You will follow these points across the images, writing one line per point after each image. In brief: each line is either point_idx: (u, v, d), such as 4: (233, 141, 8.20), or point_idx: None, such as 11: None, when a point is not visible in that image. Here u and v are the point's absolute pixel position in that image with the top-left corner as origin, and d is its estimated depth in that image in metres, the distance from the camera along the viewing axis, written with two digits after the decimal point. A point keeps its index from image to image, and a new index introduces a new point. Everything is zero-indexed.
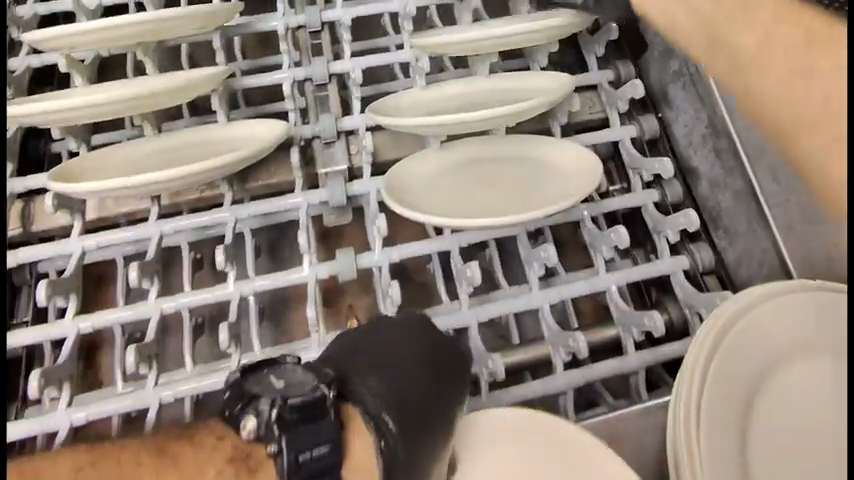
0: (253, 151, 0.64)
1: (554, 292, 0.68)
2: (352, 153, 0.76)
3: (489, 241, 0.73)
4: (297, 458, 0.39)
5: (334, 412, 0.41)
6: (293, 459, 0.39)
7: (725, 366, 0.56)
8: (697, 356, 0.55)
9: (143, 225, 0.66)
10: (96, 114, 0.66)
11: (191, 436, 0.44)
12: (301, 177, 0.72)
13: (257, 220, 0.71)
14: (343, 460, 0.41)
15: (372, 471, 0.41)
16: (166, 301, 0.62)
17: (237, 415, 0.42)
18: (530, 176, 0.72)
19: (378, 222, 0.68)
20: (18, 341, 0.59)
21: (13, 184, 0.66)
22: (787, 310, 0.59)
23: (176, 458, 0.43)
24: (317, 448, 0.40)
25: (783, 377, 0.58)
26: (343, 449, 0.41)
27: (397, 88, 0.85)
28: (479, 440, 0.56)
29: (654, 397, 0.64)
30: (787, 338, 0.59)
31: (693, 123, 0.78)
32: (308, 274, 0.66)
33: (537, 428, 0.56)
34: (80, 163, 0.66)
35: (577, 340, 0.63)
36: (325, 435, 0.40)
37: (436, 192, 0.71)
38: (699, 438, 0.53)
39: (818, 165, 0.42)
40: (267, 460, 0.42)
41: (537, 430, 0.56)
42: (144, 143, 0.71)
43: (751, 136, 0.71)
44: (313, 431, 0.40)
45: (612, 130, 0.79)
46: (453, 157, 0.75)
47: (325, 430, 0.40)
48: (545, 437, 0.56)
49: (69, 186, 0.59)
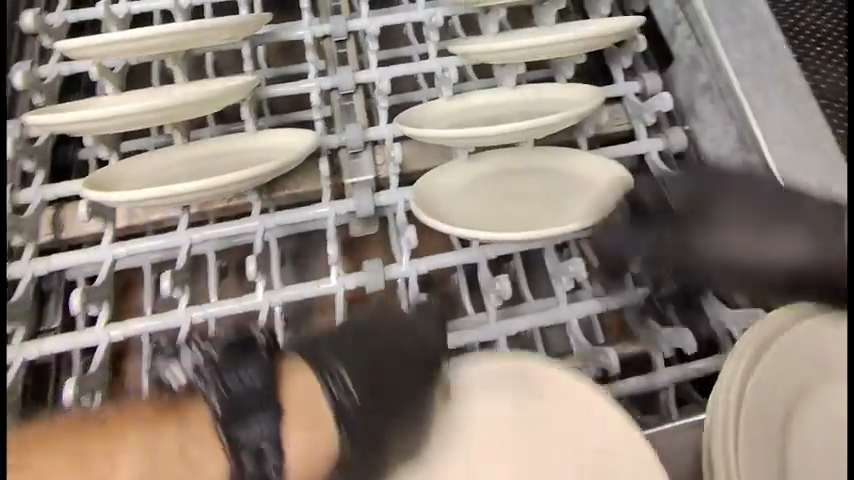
0: (283, 162, 0.64)
1: (583, 306, 0.67)
2: (378, 163, 0.76)
3: (515, 254, 0.73)
4: (226, 388, 0.52)
5: (268, 356, 0.54)
6: (222, 390, 0.52)
7: (760, 391, 0.55)
8: (735, 370, 0.55)
9: (172, 234, 0.67)
10: (128, 123, 0.66)
11: (124, 416, 0.52)
12: (328, 188, 0.72)
13: (283, 229, 0.71)
14: (281, 397, 0.52)
15: (315, 405, 0.51)
16: (196, 311, 0.63)
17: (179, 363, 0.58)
18: (559, 190, 0.71)
19: (406, 234, 0.68)
20: (48, 349, 0.60)
21: (45, 191, 0.66)
22: (825, 330, 0.58)
23: (88, 459, 0.49)
24: (243, 375, 0.53)
25: (824, 400, 0.56)
26: (281, 389, 0.52)
27: (422, 98, 0.85)
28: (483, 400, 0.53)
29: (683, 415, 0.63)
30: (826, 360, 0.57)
31: (721, 136, 0.77)
32: (336, 286, 0.66)
33: (549, 399, 0.53)
34: (111, 171, 0.66)
35: (608, 356, 0.63)
36: (259, 367, 0.53)
37: (463, 204, 0.70)
38: (734, 463, 0.53)
39: None
40: (198, 407, 0.52)
41: (545, 394, 0.53)
42: (174, 152, 0.71)
43: (781, 151, 0.70)
44: (245, 363, 0.54)
45: (640, 144, 0.78)
46: (481, 168, 0.75)
47: (259, 361, 0.54)
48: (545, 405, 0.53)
49: (102, 195, 0.59)
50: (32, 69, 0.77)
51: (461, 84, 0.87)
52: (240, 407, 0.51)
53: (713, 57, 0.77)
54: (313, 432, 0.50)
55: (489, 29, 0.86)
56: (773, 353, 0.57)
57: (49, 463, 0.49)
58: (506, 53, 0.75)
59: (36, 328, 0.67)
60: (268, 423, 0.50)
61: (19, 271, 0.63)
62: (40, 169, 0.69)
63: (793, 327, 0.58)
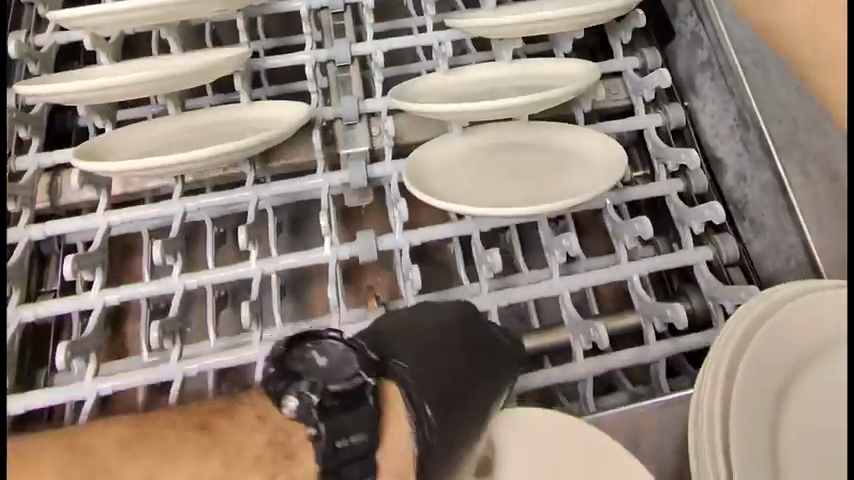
0: (272, 135, 0.64)
1: (575, 279, 0.68)
2: (374, 135, 0.75)
3: (509, 227, 0.73)
4: (334, 444, 0.40)
5: (372, 399, 0.43)
6: (330, 444, 0.40)
7: None
8: None
9: (166, 202, 0.67)
10: (125, 93, 0.65)
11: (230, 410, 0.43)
12: (322, 158, 0.72)
13: (278, 199, 0.71)
14: (381, 451, 0.42)
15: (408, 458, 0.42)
16: (190, 278, 0.63)
17: (281, 392, 0.43)
18: (553, 164, 0.71)
19: (399, 206, 0.68)
20: (43, 311, 0.60)
21: (40, 158, 0.67)
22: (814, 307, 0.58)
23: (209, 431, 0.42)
24: (355, 436, 0.41)
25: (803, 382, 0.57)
26: (381, 441, 0.42)
27: (419, 70, 0.84)
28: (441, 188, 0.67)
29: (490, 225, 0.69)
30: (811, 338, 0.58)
31: (720, 113, 0.77)
32: (329, 255, 0.66)
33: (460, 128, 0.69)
34: (105, 140, 0.66)
35: (598, 330, 0.63)
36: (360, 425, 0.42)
37: (455, 179, 0.70)
38: (722, 455, 0.53)
39: None
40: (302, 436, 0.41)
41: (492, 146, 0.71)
42: (168, 122, 0.70)
43: (780, 130, 0.71)
44: (351, 418, 0.42)
45: (636, 119, 0.77)
46: (473, 143, 0.74)
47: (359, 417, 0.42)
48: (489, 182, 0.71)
49: (97, 165, 0.59)
50: (28, 39, 0.75)
51: (459, 56, 0.86)
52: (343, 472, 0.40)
53: (713, 33, 0.77)
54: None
55: (487, 1, 0.84)
56: None
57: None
58: (502, 28, 0.74)
59: (36, 291, 0.67)
60: (362, 431, 0.41)
61: (14, 238, 0.63)
62: (36, 137, 0.69)
63: None
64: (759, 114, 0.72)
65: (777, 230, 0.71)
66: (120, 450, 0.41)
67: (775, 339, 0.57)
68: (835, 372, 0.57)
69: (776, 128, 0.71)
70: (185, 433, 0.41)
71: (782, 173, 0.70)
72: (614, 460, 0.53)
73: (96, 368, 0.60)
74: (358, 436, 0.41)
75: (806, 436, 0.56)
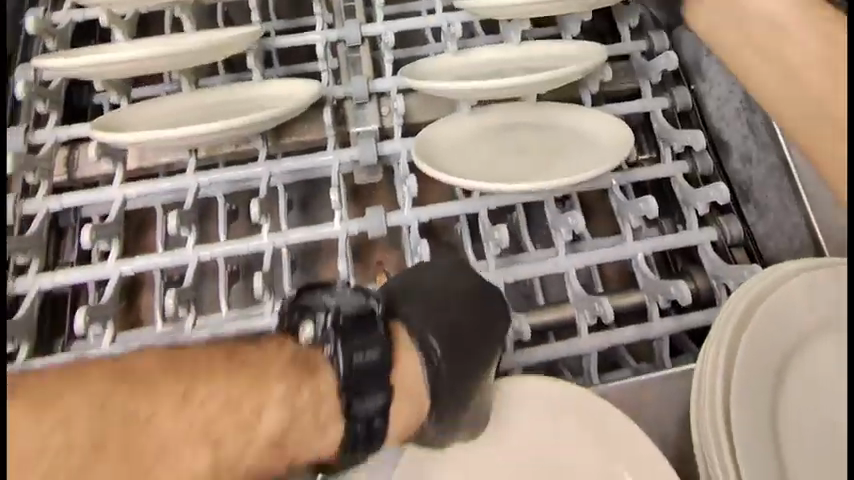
0: (284, 110, 0.65)
1: (580, 257, 0.69)
2: (383, 114, 0.76)
3: (516, 207, 0.74)
4: (351, 360, 0.46)
5: (383, 326, 0.49)
6: (348, 360, 0.46)
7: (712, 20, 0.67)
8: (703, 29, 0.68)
9: (181, 177, 0.68)
10: (140, 68, 0.67)
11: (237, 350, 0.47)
12: (333, 136, 0.73)
13: (289, 175, 0.73)
14: (394, 381, 0.48)
15: (417, 381, 0.49)
16: (204, 250, 0.65)
17: (297, 322, 0.49)
18: (560, 144, 0.72)
19: (408, 182, 0.69)
20: (61, 279, 0.62)
21: (58, 131, 0.68)
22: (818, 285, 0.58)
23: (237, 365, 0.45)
24: (367, 353, 0.47)
25: (804, 355, 0.58)
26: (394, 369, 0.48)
27: (428, 52, 0.85)
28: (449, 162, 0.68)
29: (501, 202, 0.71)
30: (814, 314, 0.58)
31: (727, 96, 0.78)
32: (339, 229, 0.68)
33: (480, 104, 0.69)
34: (121, 115, 0.68)
35: (603, 304, 0.65)
36: (375, 346, 0.47)
37: (463, 157, 0.71)
38: (725, 432, 0.54)
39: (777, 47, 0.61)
40: (321, 362, 0.47)
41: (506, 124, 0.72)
42: (182, 98, 0.72)
43: None
44: (363, 338, 0.48)
45: (643, 102, 0.78)
46: (481, 122, 0.75)
47: (373, 339, 0.48)
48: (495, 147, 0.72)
49: (114, 137, 0.60)
50: (45, 16, 0.77)
51: (468, 39, 0.87)
52: (359, 382, 0.46)
53: None
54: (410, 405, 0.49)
55: None
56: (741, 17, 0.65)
57: (159, 409, 0.42)
58: (510, 9, 0.75)
59: (53, 261, 0.69)
60: (375, 349, 0.47)
61: (33, 209, 0.65)
62: (54, 111, 0.70)
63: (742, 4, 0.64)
64: None
65: (781, 210, 0.73)
66: (123, 397, 0.42)
67: (775, 317, 0.58)
68: (836, 349, 0.58)
69: None
70: (212, 364, 0.45)
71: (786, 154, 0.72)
72: (616, 427, 0.54)
73: (113, 334, 0.61)
74: (370, 398, 0.46)
75: (806, 412, 0.57)
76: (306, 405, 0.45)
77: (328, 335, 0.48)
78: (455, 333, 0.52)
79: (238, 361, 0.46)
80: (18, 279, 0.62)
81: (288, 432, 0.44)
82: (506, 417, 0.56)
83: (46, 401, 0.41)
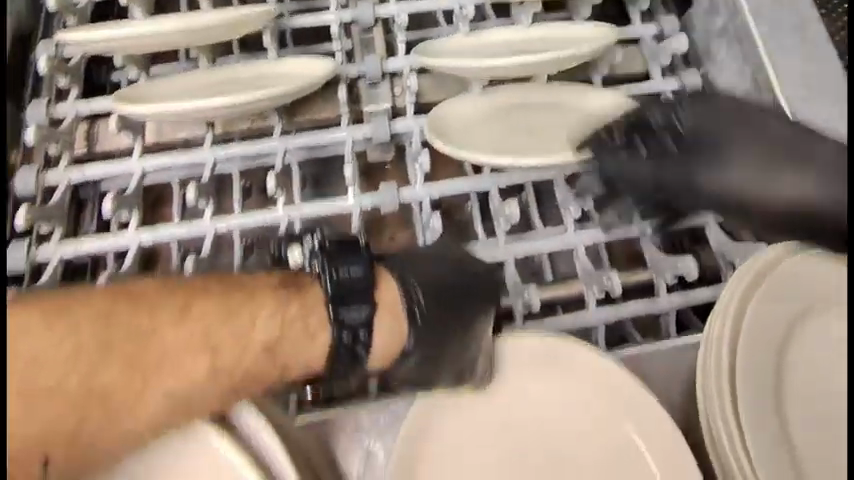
0: (299, 86, 0.66)
1: (588, 234, 0.70)
2: (396, 94, 0.78)
3: (525, 186, 0.75)
4: (338, 276, 0.55)
5: (370, 265, 0.57)
6: (334, 276, 0.55)
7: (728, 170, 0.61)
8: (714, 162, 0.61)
9: (198, 151, 0.70)
10: (159, 43, 0.68)
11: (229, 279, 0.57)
12: (347, 113, 0.74)
13: (304, 152, 0.75)
14: (378, 304, 0.56)
15: (397, 311, 0.57)
16: (220, 221, 0.66)
17: (289, 249, 0.61)
18: (570, 124, 0.73)
19: (421, 158, 0.71)
20: (83, 248, 0.64)
21: (79, 105, 0.70)
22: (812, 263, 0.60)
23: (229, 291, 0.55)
24: (352, 270, 0.56)
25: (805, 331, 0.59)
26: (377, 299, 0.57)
27: (440, 34, 0.86)
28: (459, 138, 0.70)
29: (512, 179, 0.72)
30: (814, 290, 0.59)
31: (736, 79, 0.78)
32: (352, 203, 0.69)
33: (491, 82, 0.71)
34: (140, 89, 0.69)
35: (611, 278, 0.66)
36: (359, 270, 0.56)
37: (474, 134, 0.72)
38: (730, 402, 0.55)
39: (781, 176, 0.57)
40: (313, 288, 0.57)
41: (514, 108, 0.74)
42: (199, 75, 0.73)
43: (795, 95, 0.72)
44: (350, 260, 0.56)
45: (653, 84, 0.79)
46: (493, 102, 0.76)
47: (360, 262, 0.56)
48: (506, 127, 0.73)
49: (134, 109, 0.62)
50: None
51: (480, 21, 0.88)
52: (347, 297, 0.55)
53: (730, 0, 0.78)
54: (391, 328, 0.56)
55: None
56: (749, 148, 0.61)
57: (166, 318, 0.53)
58: None
59: (73, 232, 0.71)
60: (357, 268, 0.56)
61: (56, 180, 0.67)
62: (75, 86, 0.72)
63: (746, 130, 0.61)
64: (774, 80, 0.73)
65: None
66: (128, 310, 0.53)
67: (775, 293, 0.58)
68: (838, 322, 0.58)
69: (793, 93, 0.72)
70: (206, 292, 0.55)
71: None
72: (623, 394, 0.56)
73: None
74: (362, 307, 0.55)
75: (812, 387, 0.58)
76: (294, 319, 0.55)
77: (316, 254, 0.57)
78: (438, 287, 0.59)
79: (225, 297, 0.55)
80: (41, 247, 0.64)
81: (277, 341, 0.55)
82: (517, 383, 0.58)
83: (60, 308, 0.52)
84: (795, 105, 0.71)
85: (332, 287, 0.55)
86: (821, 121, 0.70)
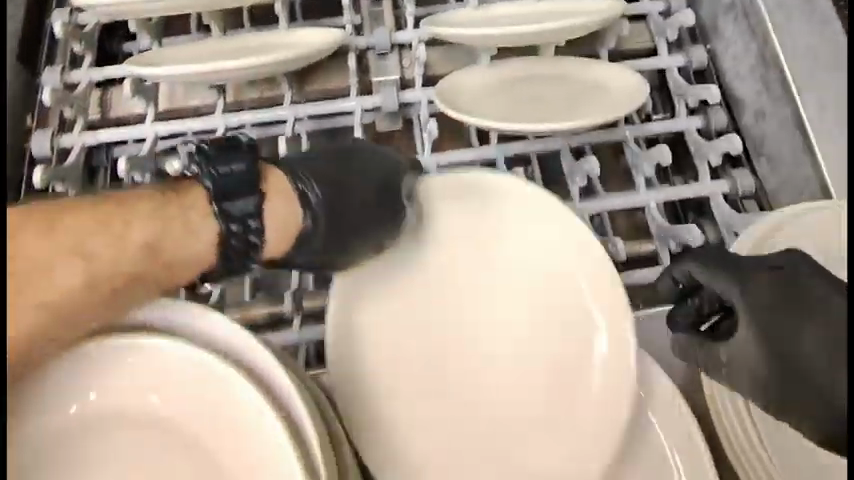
0: (308, 52, 0.67)
1: (593, 203, 0.71)
2: (404, 66, 0.79)
3: (530, 158, 0.76)
4: (218, 172, 0.49)
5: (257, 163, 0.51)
6: (213, 174, 0.49)
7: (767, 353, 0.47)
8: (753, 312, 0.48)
9: (209, 118, 0.71)
10: (171, 10, 0.69)
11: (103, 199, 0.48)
12: (356, 83, 0.75)
13: (311, 122, 0.75)
14: (266, 195, 0.50)
15: (290, 201, 0.52)
16: None
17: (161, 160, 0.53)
18: (576, 96, 0.74)
19: (429, 126, 0.71)
20: None
21: (93, 72, 0.71)
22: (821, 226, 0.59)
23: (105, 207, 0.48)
24: (233, 165, 0.49)
25: None
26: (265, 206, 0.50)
27: (450, 9, 0.87)
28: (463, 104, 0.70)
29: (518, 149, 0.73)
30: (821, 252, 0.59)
31: (742, 54, 0.78)
32: None
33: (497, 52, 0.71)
34: (152, 56, 0.70)
35: (615, 245, 0.67)
36: (241, 159, 0.49)
37: (480, 103, 0.73)
38: None
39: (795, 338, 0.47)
40: (190, 186, 0.50)
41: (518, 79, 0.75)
42: (211, 44, 0.74)
43: (801, 69, 0.72)
44: (228, 156, 0.50)
45: (659, 58, 0.79)
46: (500, 73, 0.77)
47: (239, 154, 0.50)
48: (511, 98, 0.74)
49: (147, 71, 0.63)
50: None
51: None
52: (230, 193, 0.49)
53: None
54: (281, 225, 0.51)
55: None
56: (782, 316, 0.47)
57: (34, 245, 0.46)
58: None
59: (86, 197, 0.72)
60: (242, 161, 0.49)
61: (69, 143, 0.68)
62: (88, 53, 0.73)
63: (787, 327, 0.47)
64: (780, 53, 0.73)
65: (794, 164, 0.73)
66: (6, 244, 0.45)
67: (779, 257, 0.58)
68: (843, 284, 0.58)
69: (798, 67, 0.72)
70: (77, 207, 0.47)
71: (800, 107, 0.71)
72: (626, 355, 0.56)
73: None
74: (251, 196, 0.50)
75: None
76: (180, 219, 0.48)
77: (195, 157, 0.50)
78: (333, 179, 0.55)
79: (95, 208, 0.47)
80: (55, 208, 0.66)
81: (159, 240, 0.47)
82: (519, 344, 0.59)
83: None
84: (800, 78, 0.72)
85: (211, 182, 0.49)
86: (826, 94, 0.71)
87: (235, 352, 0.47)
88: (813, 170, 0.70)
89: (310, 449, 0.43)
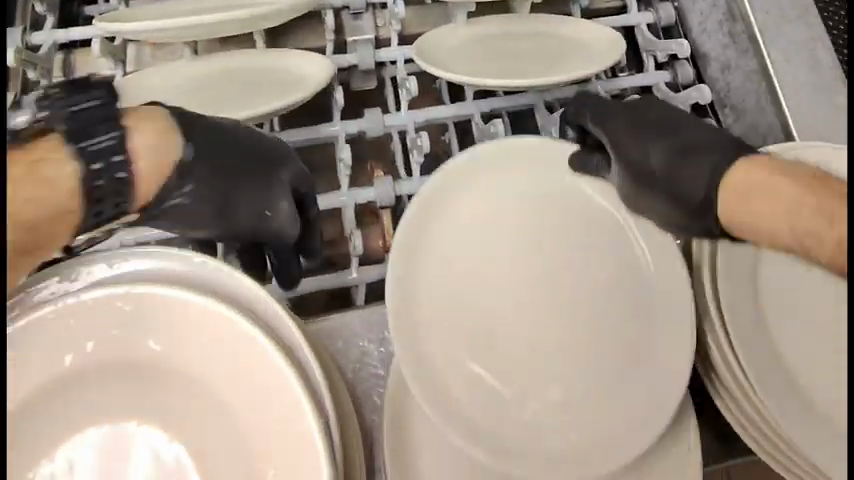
0: (285, 8, 0.66)
1: None
2: (379, 26, 0.78)
3: (502, 114, 0.77)
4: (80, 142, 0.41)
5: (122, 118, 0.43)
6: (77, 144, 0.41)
7: (654, 153, 0.54)
8: (630, 135, 0.55)
9: (182, 79, 0.70)
10: None
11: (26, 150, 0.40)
12: (332, 41, 0.75)
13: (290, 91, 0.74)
14: (130, 137, 0.42)
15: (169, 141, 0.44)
16: None
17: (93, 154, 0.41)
18: (552, 52, 0.75)
19: (408, 83, 0.71)
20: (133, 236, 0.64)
21: (56, 33, 0.69)
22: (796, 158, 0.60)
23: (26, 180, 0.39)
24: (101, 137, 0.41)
25: None
26: (135, 146, 0.42)
27: None
28: (439, 60, 0.71)
29: (491, 105, 0.74)
30: None
31: (709, 10, 0.80)
32: (338, 129, 0.70)
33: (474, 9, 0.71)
34: (117, 14, 0.68)
35: None
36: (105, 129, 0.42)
37: (457, 59, 0.73)
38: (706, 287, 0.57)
39: (667, 147, 0.53)
40: (47, 159, 0.40)
41: None
42: (182, 5, 0.73)
43: (767, 20, 0.75)
44: (97, 127, 0.42)
45: (630, 15, 0.80)
46: (475, 31, 0.77)
47: (84, 119, 0.42)
48: (487, 54, 0.75)
49: (117, 28, 0.61)
50: None
51: None
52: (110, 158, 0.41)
53: None
54: (152, 146, 0.43)
55: None
56: (636, 127, 0.55)
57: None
58: None
59: None
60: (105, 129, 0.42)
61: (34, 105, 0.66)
62: (51, 14, 0.71)
63: (643, 119, 0.56)
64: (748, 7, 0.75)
65: (758, 112, 0.75)
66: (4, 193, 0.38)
67: None
68: None
69: (765, 17, 0.75)
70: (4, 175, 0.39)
71: (766, 58, 0.74)
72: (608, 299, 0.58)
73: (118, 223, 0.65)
74: (104, 133, 0.41)
75: None
76: (26, 177, 0.39)
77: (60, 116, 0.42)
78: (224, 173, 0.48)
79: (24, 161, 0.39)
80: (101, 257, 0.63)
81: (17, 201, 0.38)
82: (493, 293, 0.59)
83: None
84: (767, 31, 0.74)
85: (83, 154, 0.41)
86: (790, 46, 0.74)
87: (238, 298, 0.45)
88: (778, 117, 0.73)
89: (328, 402, 0.41)
